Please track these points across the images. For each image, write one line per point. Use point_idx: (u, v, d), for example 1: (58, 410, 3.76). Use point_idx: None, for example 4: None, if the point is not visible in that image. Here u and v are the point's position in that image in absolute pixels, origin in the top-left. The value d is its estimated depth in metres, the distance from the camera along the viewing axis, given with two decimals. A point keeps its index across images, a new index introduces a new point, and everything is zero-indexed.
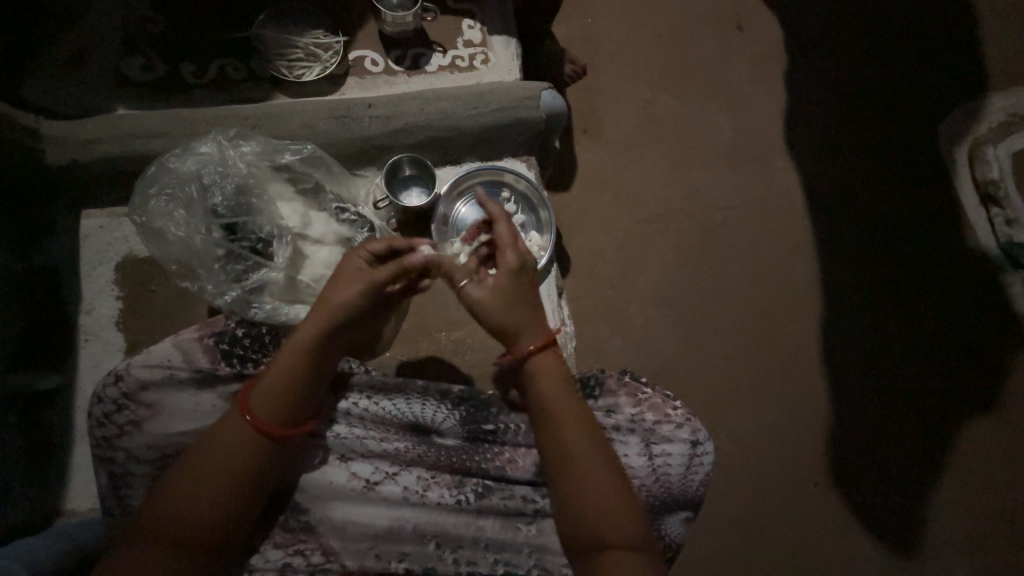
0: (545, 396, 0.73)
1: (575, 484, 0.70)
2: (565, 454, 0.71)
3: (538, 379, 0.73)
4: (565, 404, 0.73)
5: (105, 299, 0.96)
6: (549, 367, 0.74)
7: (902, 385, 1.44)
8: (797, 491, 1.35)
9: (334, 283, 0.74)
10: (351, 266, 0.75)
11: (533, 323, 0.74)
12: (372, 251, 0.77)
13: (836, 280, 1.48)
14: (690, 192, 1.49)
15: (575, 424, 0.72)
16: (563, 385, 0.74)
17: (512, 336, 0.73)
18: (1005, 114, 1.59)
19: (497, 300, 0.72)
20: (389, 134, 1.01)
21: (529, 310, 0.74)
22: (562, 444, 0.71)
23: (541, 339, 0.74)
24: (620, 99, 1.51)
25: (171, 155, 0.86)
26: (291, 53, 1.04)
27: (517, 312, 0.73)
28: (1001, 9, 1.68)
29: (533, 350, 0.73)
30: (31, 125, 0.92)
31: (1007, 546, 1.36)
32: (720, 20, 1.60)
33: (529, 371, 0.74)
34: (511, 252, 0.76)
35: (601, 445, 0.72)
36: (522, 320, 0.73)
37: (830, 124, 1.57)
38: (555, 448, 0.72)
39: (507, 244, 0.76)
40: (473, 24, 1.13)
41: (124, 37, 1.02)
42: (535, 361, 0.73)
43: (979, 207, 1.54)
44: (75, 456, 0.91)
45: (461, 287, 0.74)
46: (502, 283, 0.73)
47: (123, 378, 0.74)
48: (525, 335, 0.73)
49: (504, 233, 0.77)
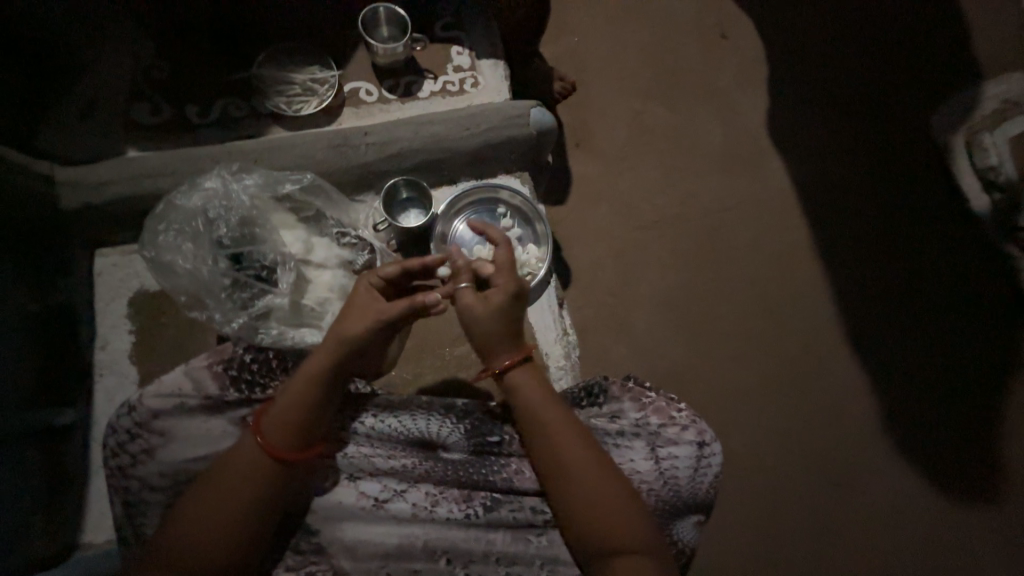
0: (533, 405, 0.74)
1: (577, 494, 0.70)
2: (562, 463, 0.71)
3: (522, 391, 0.75)
4: (553, 412, 0.74)
5: (119, 334, 1.00)
6: (525, 380, 0.76)
7: (919, 377, 1.41)
8: (820, 492, 1.32)
9: (348, 312, 0.76)
10: (363, 294, 0.78)
11: (510, 339, 0.76)
12: (383, 275, 0.79)
13: (840, 276, 1.48)
14: (686, 197, 1.51)
15: (569, 431, 0.73)
16: (550, 394, 0.75)
17: (489, 349, 0.76)
18: (999, 101, 1.60)
19: (486, 312, 0.75)
20: (385, 159, 1.05)
21: (511, 326, 0.76)
22: (558, 454, 0.72)
23: (518, 354, 0.76)
24: (610, 111, 1.55)
25: (178, 192, 0.89)
26: (289, 89, 1.10)
27: (502, 325, 0.75)
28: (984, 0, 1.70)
29: (509, 364, 0.75)
30: (46, 171, 0.95)
31: None
32: (704, 30, 1.64)
33: (513, 384, 0.75)
34: (505, 279, 0.77)
35: (597, 451, 0.73)
36: (501, 338, 0.76)
37: (821, 122, 1.59)
38: (551, 458, 0.72)
39: (504, 270, 0.78)
40: (461, 50, 1.18)
41: (131, 86, 1.08)
42: (515, 374, 0.76)
43: (981, 194, 1.54)
44: (91, 490, 0.93)
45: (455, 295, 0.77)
46: (495, 301, 0.75)
47: (136, 408, 0.76)
48: (502, 350, 0.76)
49: (504, 257, 0.79)
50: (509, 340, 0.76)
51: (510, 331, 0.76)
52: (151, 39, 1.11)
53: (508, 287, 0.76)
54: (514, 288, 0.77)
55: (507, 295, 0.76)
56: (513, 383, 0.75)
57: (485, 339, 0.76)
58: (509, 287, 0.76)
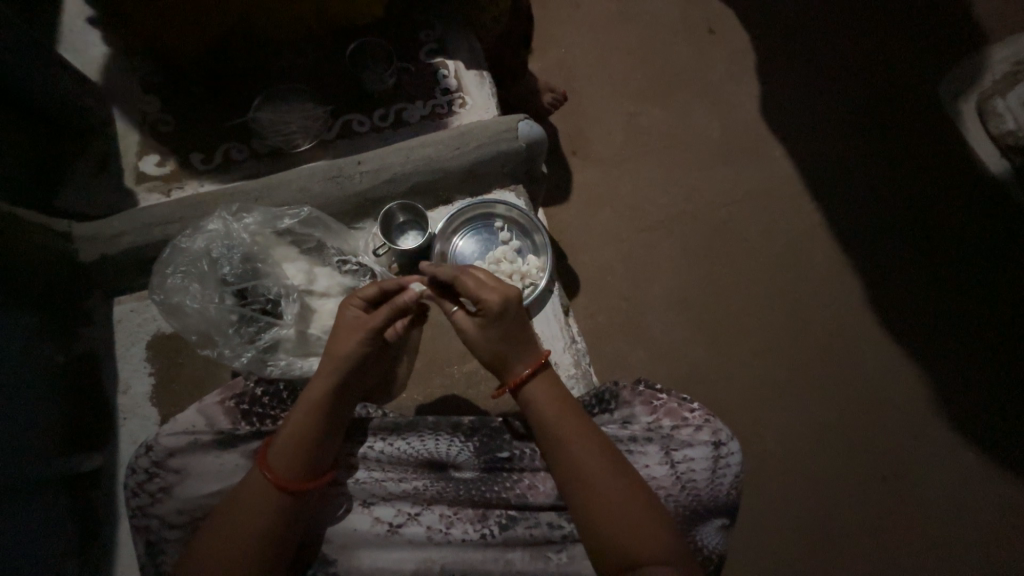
0: (552, 415, 0.73)
1: (594, 502, 0.68)
2: (578, 471, 0.69)
3: (540, 402, 0.74)
4: (572, 422, 0.72)
5: (140, 378, 1.03)
6: (543, 390, 0.75)
7: (953, 357, 1.35)
8: (863, 486, 1.27)
9: (335, 336, 0.77)
10: (348, 318, 0.78)
11: (522, 350, 0.75)
12: (363, 297, 0.80)
13: (859, 258, 1.43)
14: (689, 193, 1.49)
15: (585, 439, 0.71)
16: (565, 400, 0.74)
17: (502, 366, 0.75)
18: (1010, 63, 1.55)
19: (481, 334, 0.75)
20: (380, 186, 1.07)
21: (516, 336, 0.75)
22: (575, 462, 0.70)
23: (531, 365, 0.75)
24: (603, 117, 1.56)
25: (184, 236, 0.93)
26: (286, 128, 1.14)
27: (501, 345, 0.74)
28: None
29: (526, 376, 0.75)
30: (65, 230, 1.00)
31: None
32: (691, 27, 1.64)
33: (530, 395, 0.75)
34: (486, 293, 0.74)
35: (619, 463, 0.71)
36: (509, 351, 0.75)
37: (820, 105, 1.56)
38: (571, 469, 0.70)
39: (482, 287, 0.74)
40: (447, 73, 1.20)
41: (141, 140, 1.14)
42: (531, 386, 0.75)
43: (1000, 160, 1.48)
44: (121, 530, 0.95)
45: (451, 316, 0.78)
46: (485, 321, 0.74)
47: (153, 448, 0.78)
48: (514, 365, 0.75)
49: (474, 278, 0.76)
50: (520, 351, 0.75)
51: (519, 341, 0.75)
52: (156, 96, 1.17)
53: (490, 302, 0.73)
54: (496, 303, 0.73)
55: (490, 314, 0.73)
56: (528, 395, 0.75)
57: (492, 358, 0.76)
58: (490, 306, 0.73)
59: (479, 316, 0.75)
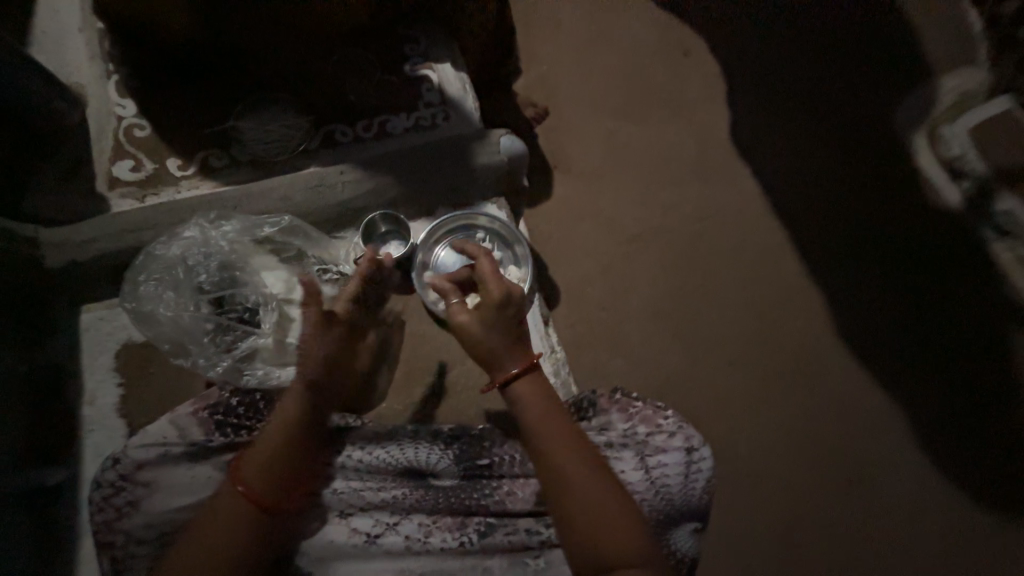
0: (534, 416, 0.74)
1: (573, 504, 0.69)
2: (556, 472, 0.71)
3: (526, 400, 0.75)
4: (558, 426, 0.74)
5: (106, 389, 0.99)
6: (530, 389, 0.76)
7: (909, 367, 1.43)
8: (829, 492, 1.33)
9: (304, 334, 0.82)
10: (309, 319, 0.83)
11: (512, 349, 0.77)
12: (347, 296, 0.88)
13: (824, 273, 1.51)
14: (664, 208, 1.55)
15: (566, 440, 0.73)
16: (552, 401, 0.76)
17: (492, 361, 0.77)
18: (956, 94, 1.67)
19: (478, 323, 0.77)
20: (362, 196, 1.11)
21: (513, 331, 0.79)
22: (555, 463, 0.71)
23: (520, 364, 0.76)
24: (583, 133, 1.61)
25: (158, 242, 0.91)
26: (269, 133, 1.14)
27: (496, 340, 0.77)
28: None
29: (513, 375, 0.76)
30: (30, 235, 0.98)
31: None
32: (667, 50, 1.72)
33: (517, 395, 0.76)
34: (493, 284, 0.80)
35: (599, 465, 0.72)
36: (503, 346, 0.77)
37: (785, 128, 1.65)
38: (553, 471, 0.71)
39: (490, 278, 0.80)
40: (430, 86, 1.20)
41: (115, 144, 1.12)
42: (518, 385, 0.76)
43: (949, 183, 1.60)
44: (82, 551, 0.91)
45: (453, 305, 0.81)
46: (488, 309, 0.78)
47: (121, 460, 0.76)
48: (505, 361, 0.76)
49: (486, 269, 0.81)
50: (512, 350, 0.77)
51: (513, 338, 0.78)
52: (132, 100, 1.14)
53: (496, 291, 0.79)
54: (502, 293, 0.79)
55: (493, 303, 0.78)
56: (514, 394, 0.76)
57: (484, 353, 0.77)
58: (497, 293, 0.79)
59: (483, 305, 0.79)
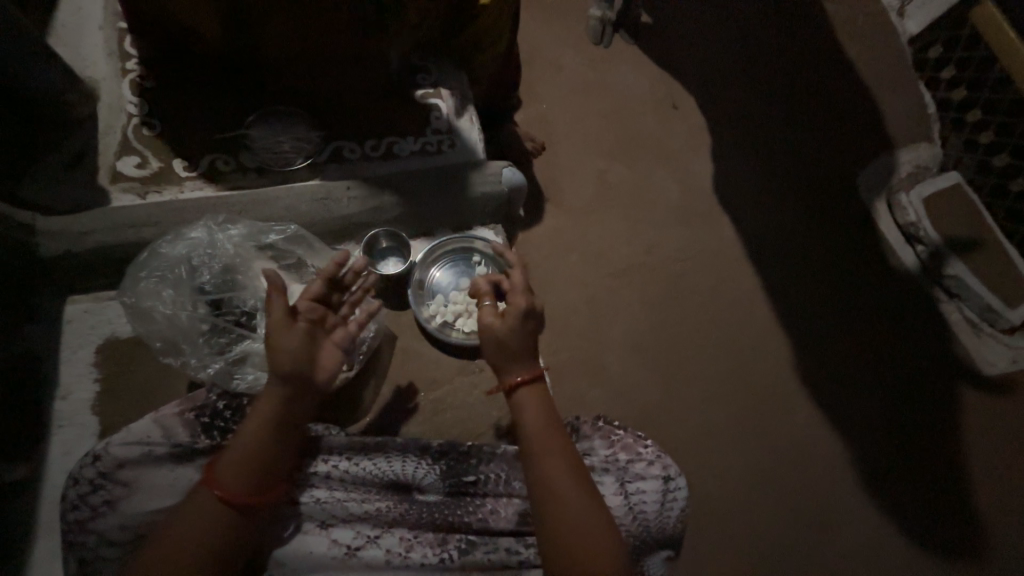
0: (533, 434, 0.78)
1: (556, 515, 0.72)
2: (545, 482, 0.74)
3: (526, 409, 0.79)
4: (553, 438, 0.77)
5: (83, 383, 0.99)
6: (532, 399, 0.79)
7: (867, 413, 1.53)
8: (791, 532, 1.38)
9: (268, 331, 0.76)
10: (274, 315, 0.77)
11: (525, 358, 0.80)
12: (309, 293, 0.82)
13: (792, 319, 1.61)
14: (649, 247, 1.63)
15: (559, 453, 0.76)
16: (551, 413, 0.79)
17: (504, 365, 0.81)
18: (911, 166, 1.86)
19: (500, 327, 0.81)
20: (366, 213, 1.14)
21: (530, 342, 0.82)
22: (545, 473, 0.75)
23: (528, 374, 0.80)
24: (577, 170, 1.71)
25: (164, 241, 0.92)
26: (278, 148, 1.16)
27: (510, 346, 0.80)
28: (894, 80, 1.98)
29: (518, 382, 0.79)
30: (28, 221, 0.99)
31: (983, 563, 1.41)
32: (658, 102, 1.86)
33: (520, 403, 0.79)
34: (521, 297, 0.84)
35: (587, 489, 0.75)
36: (516, 353, 0.80)
37: (762, 182, 1.79)
38: (542, 490, 0.74)
39: (519, 290, 0.84)
40: (439, 115, 1.25)
41: (121, 139, 1.12)
42: (521, 393, 0.80)
43: (904, 245, 1.76)
44: (37, 551, 0.88)
45: (482, 305, 0.86)
46: (510, 317, 0.82)
47: (101, 458, 0.74)
48: (515, 368, 0.80)
49: (517, 282, 0.86)
50: (524, 359, 0.80)
51: (528, 348, 0.81)
52: (144, 99, 1.16)
53: (520, 303, 0.82)
54: (525, 306, 0.82)
55: (518, 313, 0.81)
56: (518, 401, 0.80)
57: (497, 356, 0.81)
58: (520, 305, 0.82)
59: (507, 313, 0.83)
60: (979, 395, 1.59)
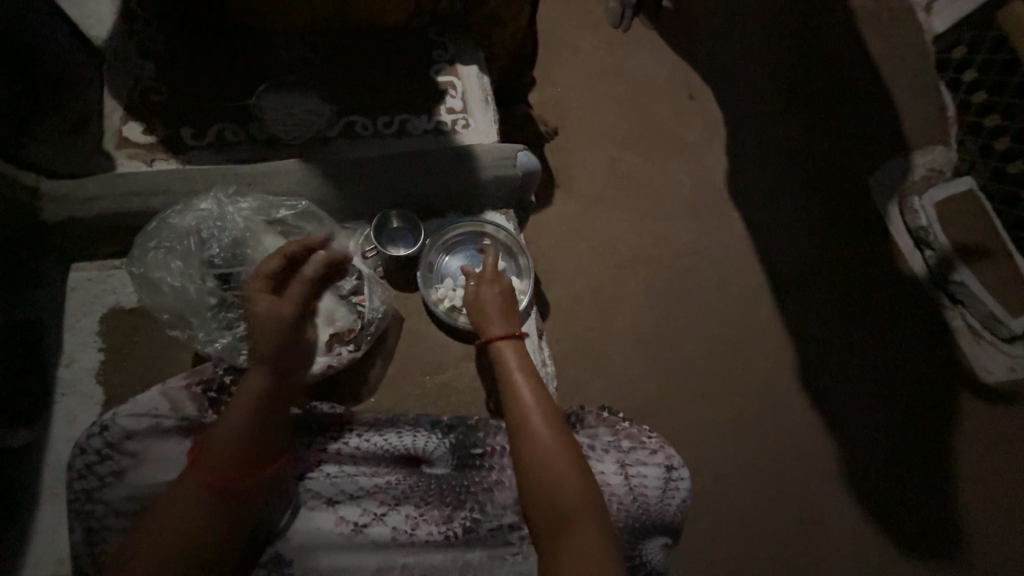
0: (519, 392, 0.81)
1: (530, 449, 0.75)
2: (521, 418, 0.78)
3: (506, 357, 0.87)
4: (531, 381, 0.83)
5: (87, 351, 0.99)
6: (510, 349, 0.88)
7: (864, 416, 1.54)
8: (779, 528, 1.40)
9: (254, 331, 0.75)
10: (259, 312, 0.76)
11: (502, 316, 0.91)
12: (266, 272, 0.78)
13: (796, 319, 1.61)
14: (658, 240, 1.62)
15: (538, 396, 0.81)
16: (529, 363, 0.86)
17: (484, 324, 0.91)
18: (925, 170, 1.83)
19: (477, 290, 0.96)
20: (375, 192, 1.12)
21: (505, 303, 0.94)
22: (523, 410, 0.79)
23: (505, 330, 0.90)
24: (590, 158, 1.67)
25: (173, 211, 0.92)
26: (289, 119, 1.13)
27: (488, 305, 0.93)
28: (916, 80, 1.94)
29: (498, 336, 0.89)
30: (32, 184, 0.97)
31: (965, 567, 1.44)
32: (675, 90, 1.81)
33: (499, 352, 0.88)
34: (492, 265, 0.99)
35: (575, 459, 0.75)
36: (492, 311, 0.92)
37: (776, 179, 1.76)
38: (531, 456, 0.74)
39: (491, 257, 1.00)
40: (454, 93, 1.22)
41: (127, 103, 1.09)
42: (500, 344, 0.88)
43: (912, 249, 1.74)
44: (40, 515, 0.89)
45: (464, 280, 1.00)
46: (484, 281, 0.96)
47: (108, 428, 0.75)
48: (493, 324, 0.91)
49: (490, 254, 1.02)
50: (501, 317, 0.91)
51: (504, 308, 0.93)
52: (151, 62, 1.12)
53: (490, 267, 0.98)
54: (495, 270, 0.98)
55: (489, 276, 0.97)
56: (499, 353, 0.87)
57: (480, 317, 0.92)
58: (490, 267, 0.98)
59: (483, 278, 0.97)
60: (974, 402, 1.60)
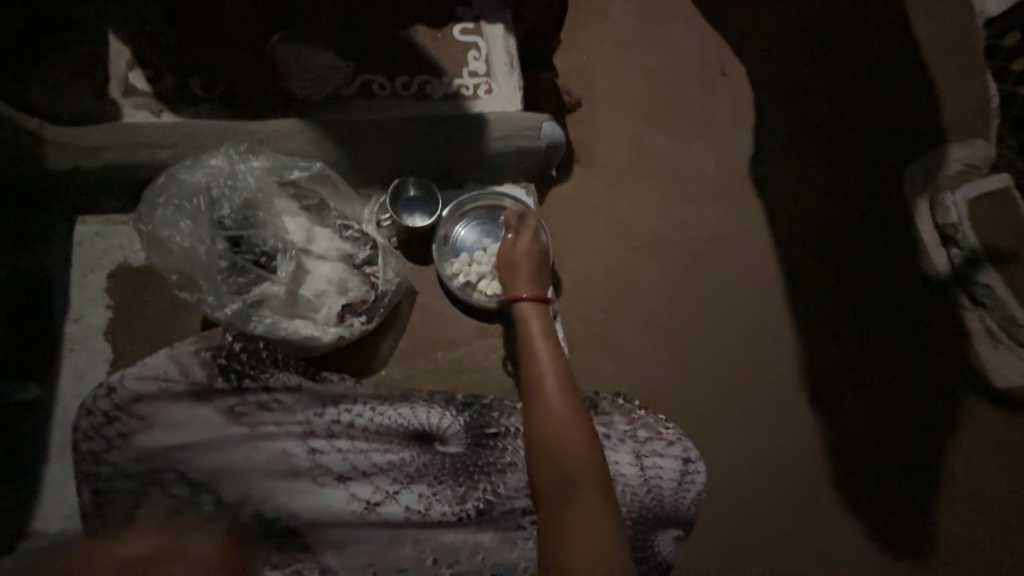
0: (537, 355, 0.84)
1: (540, 409, 0.78)
2: (537, 382, 0.81)
3: (527, 320, 0.89)
4: (549, 347, 0.86)
5: (94, 308, 0.96)
6: (533, 313, 0.90)
7: (874, 415, 1.50)
8: (778, 521, 1.40)
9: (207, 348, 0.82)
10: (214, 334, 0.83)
11: (529, 277, 0.93)
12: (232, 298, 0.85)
13: (813, 313, 1.56)
14: (679, 223, 1.56)
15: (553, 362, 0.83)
16: (548, 329, 0.89)
17: (511, 281, 0.94)
18: (962, 164, 1.72)
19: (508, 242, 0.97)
20: (390, 158, 1.07)
21: (533, 259, 0.95)
22: (539, 374, 0.82)
23: (530, 293, 0.92)
24: (615, 133, 1.59)
25: (182, 166, 0.87)
26: (304, 74, 1.06)
27: (517, 259, 0.94)
28: (965, 66, 1.81)
29: (523, 297, 0.91)
30: (36, 130, 0.93)
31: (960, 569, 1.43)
32: (709, 65, 1.70)
33: (522, 313, 0.90)
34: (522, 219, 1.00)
35: (584, 425, 0.76)
36: (521, 265, 0.94)
37: (806, 165, 1.68)
38: (539, 414, 0.77)
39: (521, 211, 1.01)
40: (478, 55, 1.14)
41: (129, 46, 1.01)
42: (524, 305, 0.91)
43: (939, 247, 1.67)
44: (49, 471, 0.88)
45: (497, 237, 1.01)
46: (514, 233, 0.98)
47: (116, 390, 0.77)
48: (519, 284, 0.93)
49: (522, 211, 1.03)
50: (528, 279, 0.93)
51: (532, 271, 0.95)
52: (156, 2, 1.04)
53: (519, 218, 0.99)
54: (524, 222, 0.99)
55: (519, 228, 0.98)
56: (521, 312, 0.90)
57: (510, 274, 0.94)
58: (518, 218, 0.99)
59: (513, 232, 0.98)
60: (987, 408, 1.56)
